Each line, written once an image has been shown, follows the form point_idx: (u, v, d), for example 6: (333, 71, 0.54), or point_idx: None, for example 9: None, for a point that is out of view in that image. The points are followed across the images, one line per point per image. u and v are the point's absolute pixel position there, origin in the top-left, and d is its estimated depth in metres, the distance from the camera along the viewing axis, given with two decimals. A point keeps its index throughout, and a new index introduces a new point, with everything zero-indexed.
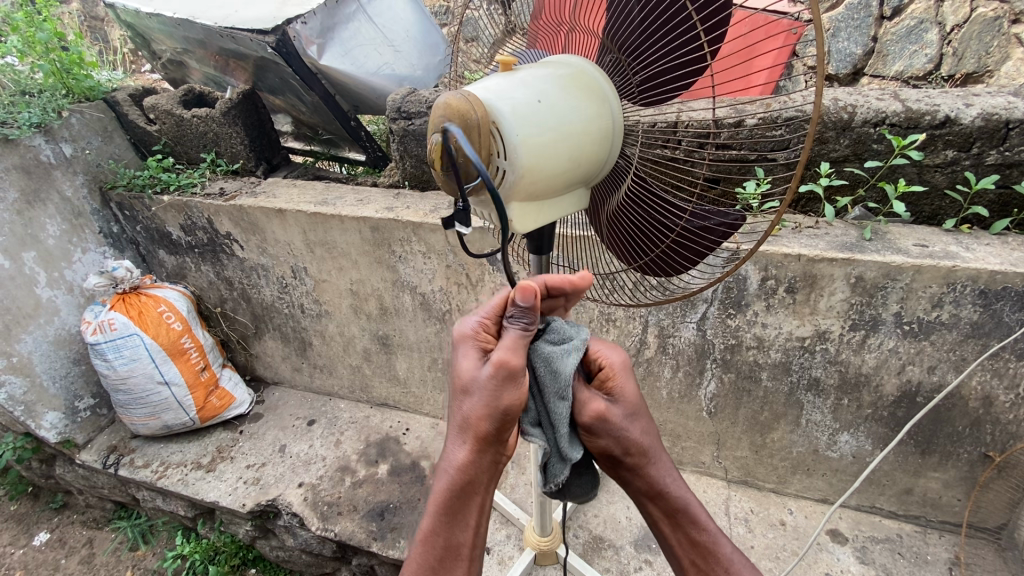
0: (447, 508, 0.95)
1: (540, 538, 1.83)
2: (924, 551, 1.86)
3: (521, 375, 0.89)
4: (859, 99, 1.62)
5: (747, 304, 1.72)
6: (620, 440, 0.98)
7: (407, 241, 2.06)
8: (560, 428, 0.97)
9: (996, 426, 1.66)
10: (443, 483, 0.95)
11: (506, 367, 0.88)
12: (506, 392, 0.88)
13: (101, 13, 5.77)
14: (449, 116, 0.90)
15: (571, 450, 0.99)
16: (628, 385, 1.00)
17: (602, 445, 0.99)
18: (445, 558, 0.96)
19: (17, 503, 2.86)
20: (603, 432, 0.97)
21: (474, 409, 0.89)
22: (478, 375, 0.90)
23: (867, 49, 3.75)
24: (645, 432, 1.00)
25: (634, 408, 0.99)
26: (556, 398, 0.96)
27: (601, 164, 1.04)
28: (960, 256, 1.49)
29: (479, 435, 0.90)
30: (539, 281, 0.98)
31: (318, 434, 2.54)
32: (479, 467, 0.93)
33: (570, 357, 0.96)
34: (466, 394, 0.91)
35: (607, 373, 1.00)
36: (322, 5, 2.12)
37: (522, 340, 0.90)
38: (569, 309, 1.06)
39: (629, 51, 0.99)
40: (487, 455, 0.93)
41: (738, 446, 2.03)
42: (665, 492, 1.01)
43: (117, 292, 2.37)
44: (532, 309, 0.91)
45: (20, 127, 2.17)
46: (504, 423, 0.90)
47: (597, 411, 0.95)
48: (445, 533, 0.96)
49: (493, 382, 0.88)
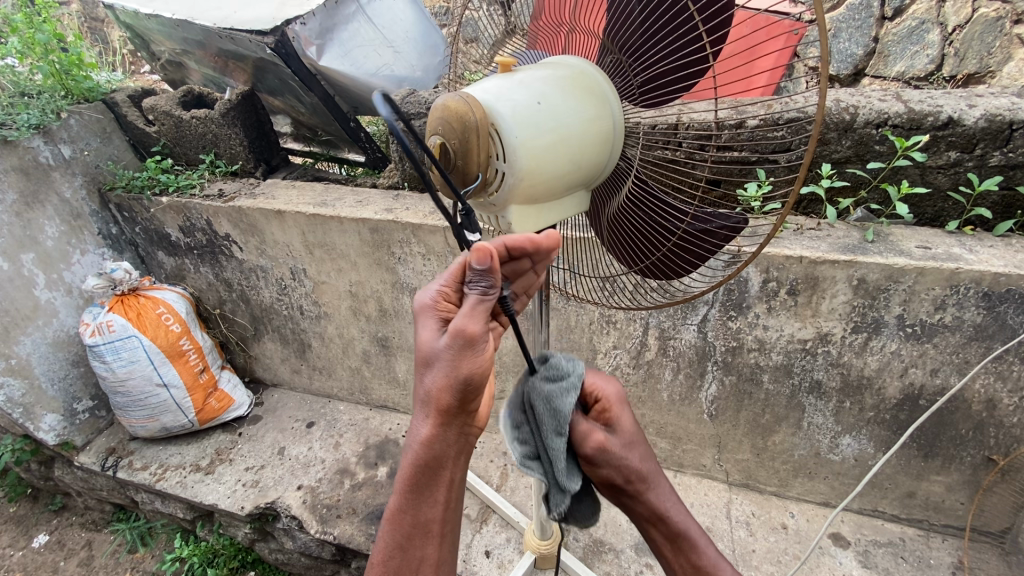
0: (414, 484, 0.94)
1: (540, 541, 1.82)
2: (928, 555, 1.85)
3: (480, 342, 0.85)
4: (861, 100, 1.61)
5: (749, 307, 1.70)
6: (621, 469, 0.96)
7: (406, 243, 2.05)
8: (558, 463, 0.96)
9: (1000, 429, 1.65)
10: (409, 458, 0.93)
11: (463, 334, 0.84)
12: (466, 361, 0.85)
13: (101, 14, 5.78)
14: (447, 119, 0.88)
15: (570, 482, 0.98)
16: (625, 417, 1.01)
17: (603, 475, 0.97)
18: (413, 535, 0.95)
19: (16, 504, 2.84)
20: (604, 462, 0.95)
21: (436, 383, 0.87)
22: (436, 347, 0.86)
23: (868, 50, 3.71)
24: (645, 459, 0.98)
25: (631, 437, 0.99)
26: (553, 434, 0.96)
27: (600, 168, 1.03)
28: (963, 258, 1.48)
29: (440, 408, 0.87)
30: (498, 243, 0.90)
31: (317, 437, 2.53)
32: (445, 441, 0.91)
33: (568, 395, 0.96)
34: (427, 367, 0.88)
35: (603, 406, 1.01)
36: (322, 5, 2.11)
37: (482, 306, 0.86)
38: (541, 270, 0.99)
39: (630, 52, 0.98)
40: (450, 427, 0.90)
41: (739, 449, 2.02)
42: (666, 517, 0.99)
43: (116, 294, 2.36)
44: (489, 271, 0.85)
45: (18, 129, 2.16)
46: (466, 394, 0.87)
47: (599, 442, 0.95)
48: (412, 509, 0.94)
49: (452, 353, 0.85)
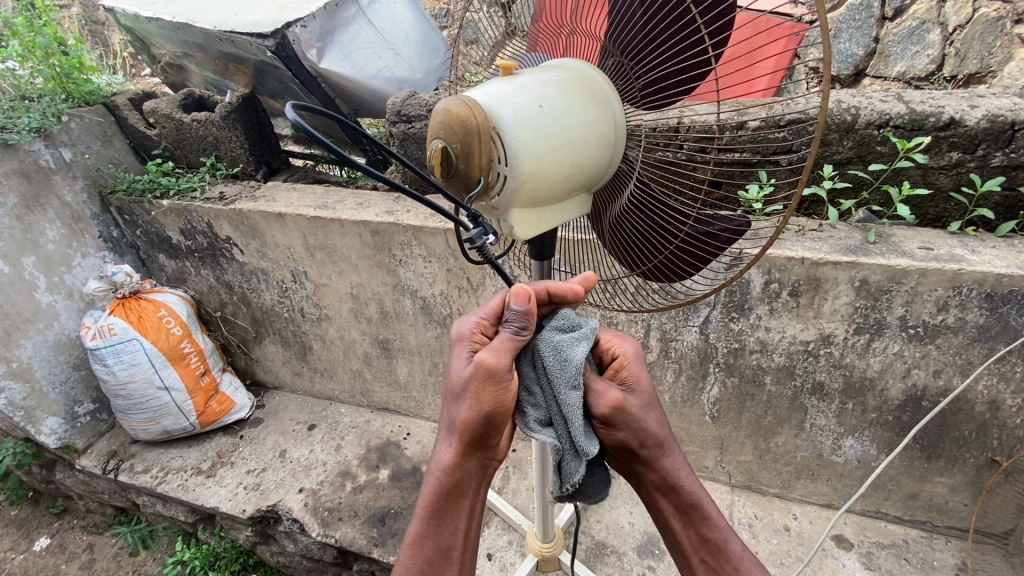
0: (435, 510, 0.98)
1: (543, 544, 1.82)
2: (931, 556, 1.84)
3: (503, 376, 0.87)
4: (863, 101, 1.60)
5: (751, 308, 1.70)
6: (638, 431, 0.96)
7: (407, 245, 2.05)
8: (573, 422, 0.92)
9: (1003, 431, 1.64)
10: (432, 485, 0.97)
11: (486, 368, 0.86)
12: (490, 395, 0.87)
13: (101, 17, 5.78)
14: (449, 123, 0.89)
15: (588, 446, 0.94)
16: (642, 375, 0.99)
17: (620, 438, 0.95)
18: (434, 561, 0.98)
19: (17, 508, 2.84)
20: (622, 423, 0.94)
21: (460, 413, 0.90)
22: (462, 378, 0.89)
23: (868, 50, 3.72)
24: (661, 423, 0.99)
25: (647, 398, 0.98)
26: (568, 387, 0.92)
27: (602, 171, 1.03)
28: (966, 259, 1.48)
29: (463, 437, 0.91)
30: (540, 287, 0.97)
31: (318, 439, 2.53)
32: (466, 470, 0.95)
33: (580, 346, 0.94)
34: (454, 399, 0.90)
35: (619, 363, 0.99)
36: (322, 8, 2.13)
37: (511, 344, 0.88)
38: None
39: (631, 54, 0.97)
40: (473, 458, 0.94)
41: (742, 451, 2.01)
42: (678, 487, 1.01)
43: (117, 298, 2.36)
44: (526, 314, 0.88)
45: (19, 132, 2.17)
46: (489, 426, 0.89)
47: (617, 401, 0.93)
48: (433, 535, 0.98)
49: (475, 382, 0.86)
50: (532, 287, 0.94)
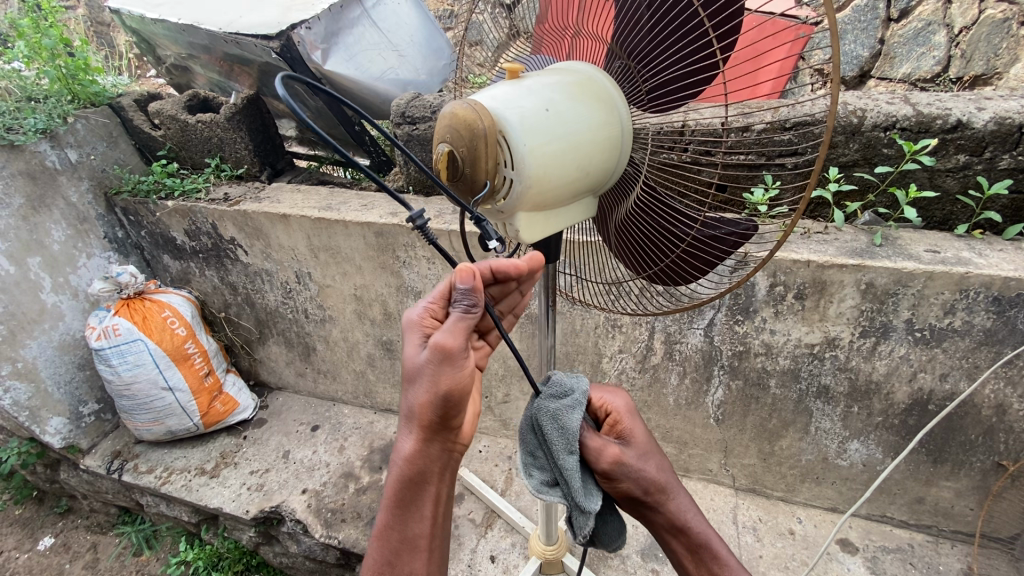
0: (399, 501, 0.95)
1: (546, 547, 1.81)
2: (936, 561, 1.83)
3: (459, 357, 0.84)
4: (869, 103, 1.59)
5: (756, 311, 1.69)
6: (640, 480, 0.95)
7: (411, 246, 2.05)
8: (575, 482, 0.92)
9: (1010, 434, 1.63)
10: (393, 475, 0.94)
11: (442, 349, 0.83)
12: (445, 377, 0.84)
13: (107, 18, 5.85)
14: (456, 127, 0.90)
15: (590, 502, 0.94)
16: (636, 427, 1.00)
17: (623, 488, 0.96)
18: (401, 551, 0.95)
19: (22, 507, 2.86)
20: (623, 474, 0.95)
21: (417, 397, 0.87)
22: (416, 361, 0.86)
23: (873, 52, 3.69)
24: (661, 469, 0.98)
25: (644, 448, 0.98)
26: (565, 453, 0.93)
27: (609, 173, 1.03)
28: (973, 262, 1.47)
29: (423, 421, 0.88)
30: (484, 265, 0.94)
31: (322, 440, 2.53)
32: (428, 456, 0.91)
33: (575, 412, 0.94)
34: (410, 383, 0.87)
35: (613, 419, 1.00)
36: (326, 10, 2.12)
37: (464, 324, 0.85)
38: (525, 290, 1.03)
39: (638, 57, 0.98)
40: (434, 442, 0.91)
41: (746, 453, 2.00)
42: (687, 528, 0.98)
43: (122, 298, 2.37)
44: (473, 291, 0.86)
45: (26, 133, 2.18)
46: (448, 408, 0.86)
47: (614, 456, 0.94)
48: (399, 526, 0.95)
49: (431, 367, 0.84)
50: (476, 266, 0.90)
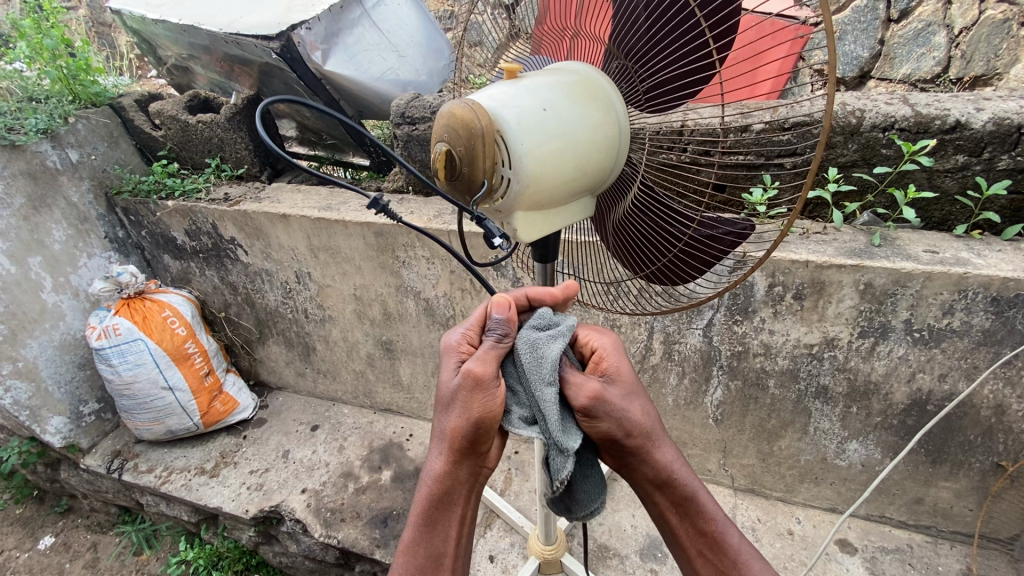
0: (426, 518, 0.95)
1: (545, 547, 1.80)
2: (936, 561, 1.83)
3: (491, 384, 0.88)
4: (868, 103, 1.59)
5: (755, 311, 1.70)
6: (622, 421, 0.90)
7: (411, 247, 2.05)
8: (552, 414, 0.88)
9: (1009, 435, 1.63)
10: (422, 493, 0.96)
11: (474, 376, 0.88)
12: (478, 402, 0.88)
13: (108, 19, 5.86)
14: (454, 126, 0.90)
15: (569, 440, 0.89)
16: (622, 365, 0.96)
17: (603, 430, 0.90)
18: (426, 569, 0.95)
19: (22, 506, 2.87)
20: (604, 414, 0.89)
21: (450, 422, 0.90)
22: (451, 387, 0.91)
23: (873, 52, 3.68)
24: (646, 411, 0.93)
25: (629, 388, 0.94)
26: (542, 383, 0.89)
27: (607, 172, 1.03)
28: (972, 263, 1.47)
29: (454, 444, 0.91)
30: (518, 293, 1.00)
31: (322, 440, 2.53)
32: (456, 477, 0.93)
33: (556, 342, 0.92)
34: (444, 406, 0.91)
35: (598, 356, 0.97)
36: (327, 10, 2.13)
37: (495, 351, 0.91)
38: None
39: (636, 57, 0.98)
40: (463, 465, 0.93)
41: (745, 454, 2.00)
42: (672, 479, 0.94)
43: (122, 298, 2.38)
44: (507, 322, 0.92)
45: (27, 134, 2.18)
46: (480, 433, 0.90)
47: (595, 391, 0.89)
48: (424, 543, 0.95)
49: (464, 392, 0.88)
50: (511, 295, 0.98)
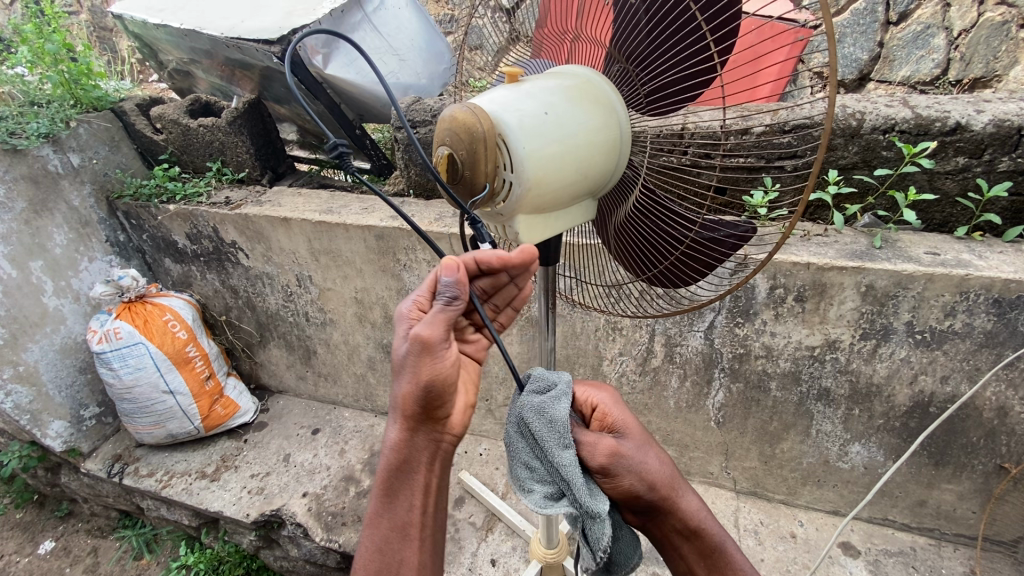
0: (387, 488, 0.94)
1: (547, 551, 1.79)
2: (940, 564, 1.83)
3: (439, 349, 0.85)
4: (868, 105, 1.59)
5: (756, 313, 1.69)
6: (643, 475, 0.91)
7: (412, 250, 2.05)
8: (576, 480, 0.86)
9: (1012, 437, 1.62)
10: (383, 463, 0.94)
11: (420, 340, 0.84)
12: (425, 368, 0.84)
13: (110, 23, 5.87)
14: (455, 130, 0.90)
15: (598, 503, 0.88)
16: (628, 418, 0.96)
17: (626, 487, 0.90)
18: (392, 538, 0.94)
19: (22, 511, 2.86)
20: (623, 470, 0.89)
21: (401, 389, 0.87)
22: (400, 353, 0.87)
23: (873, 54, 3.70)
24: (663, 463, 0.95)
25: (641, 439, 0.95)
26: (558, 449, 0.88)
27: (609, 175, 1.03)
28: (973, 265, 1.47)
29: (407, 411, 0.88)
30: (470, 255, 0.93)
31: (322, 444, 2.53)
32: (414, 445, 0.91)
33: (561, 403, 0.91)
34: (394, 373, 0.88)
35: (600, 413, 0.96)
36: (327, 15, 2.13)
37: (444, 315, 0.85)
38: (522, 285, 0.98)
39: (637, 61, 0.98)
40: (419, 433, 0.91)
41: (747, 456, 2.00)
42: (701, 530, 0.98)
43: (123, 301, 2.37)
44: (456, 283, 0.85)
45: (28, 138, 2.18)
46: (430, 399, 0.87)
47: (611, 448, 0.89)
48: (388, 512, 0.94)
49: (411, 358, 0.85)
50: (461, 258, 0.89)
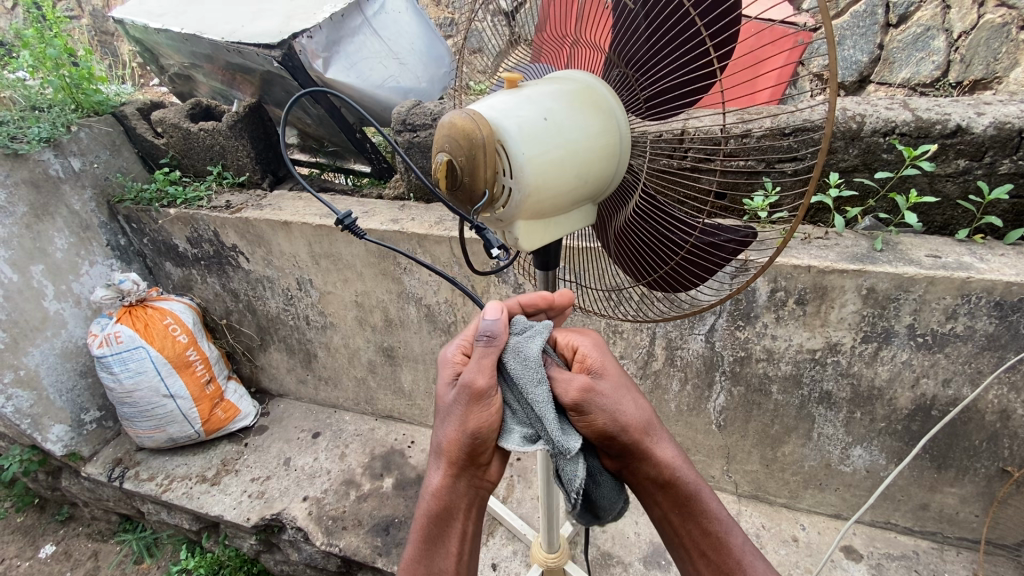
0: (426, 534, 0.93)
1: (547, 555, 1.78)
2: (942, 568, 1.82)
3: (488, 396, 0.84)
4: (869, 108, 1.59)
5: (757, 317, 1.69)
6: (615, 417, 0.85)
7: (412, 253, 2.05)
8: (547, 416, 0.83)
9: (1014, 440, 1.62)
10: (423, 508, 0.93)
11: (471, 389, 0.84)
12: (475, 415, 0.85)
13: (111, 28, 5.88)
14: (455, 137, 0.90)
15: (569, 441, 0.84)
16: (607, 363, 0.90)
17: (597, 427, 0.85)
18: None
19: (23, 514, 2.86)
20: (596, 409, 0.84)
21: (447, 434, 0.87)
22: (447, 400, 0.88)
23: (873, 57, 3.70)
24: (639, 407, 0.88)
25: (618, 382, 0.89)
26: (532, 384, 0.84)
27: (608, 180, 1.03)
28: (974, 267, 1.47)
29: (452, 457, 0.88)
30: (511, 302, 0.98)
31: (323, 447, 2.52)
32: (455, 492, 0.90)
33: (536, 342, 0.88)
34: (441, 419, 0.89)
35: (580, 357, 0.91)
36: (328, 19, 2.11)
37: (491, 362, 0.86)
38: (557, 332, 1.04)
39: (635, 66, 0.97)
40: (461, 479, 0.90)
41: (748, 460, 1.99)
42: (675, 478, 0.89)
43: (124, 305, 2.37)
44: (498, 331, 0.87)
45: (29, 142, 2.19)
46: (475, 446, 0.86)
47: (584, 386, 0.84)
48: (425, 560, 0.93)
49: (461, 406, 0.85)
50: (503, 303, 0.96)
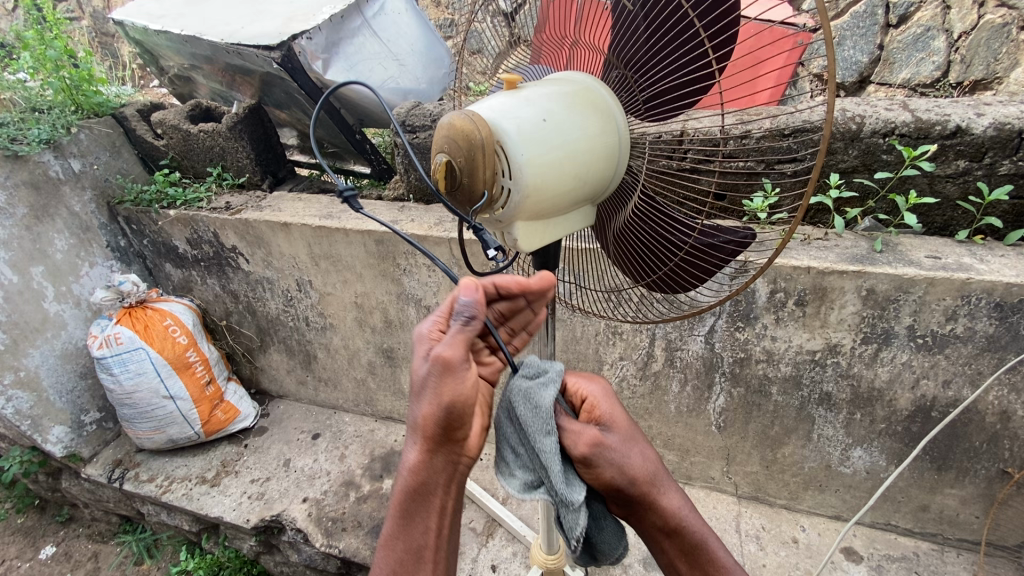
0: (403, 510, 0.90)
1: (547, 558, 1.76)
2: (943, 569, 1.82)
3: (460, 367, 0.82)
4: (868, 109, 1.59)
5: (757, 318, 1.69)
6: (623, 470, 0.85)
7: (412, 254, 2.05)
8: (553, 467, 0.85)
9: (1014, 442, 1.61)
10: (398, 485, 0.90)
11: (441, 360, 0.81)
12: (448, 386, 0.82)
13: (112, 29, 5.89)
14: (454, 137, 0.90)
15: (572, 493, 0.85)
16: (615, 411, 0.90)
17: (603, 479, 0.85)
18: (406, 563, 0.90)
19: (23, 516, 2.86)
20: (603, 461, 0.84)
21: (420, 408, 0.84)
22: (419, 373, 0.84)
23: (873, 57, 3.69)
24: (647, 459, 0.87)
25: (627, 433, 0.89)
26: (540, 434, 0.86)
27: (608, 181, 1.02)
28: (974, 268, 1.46)
29: (426, 432, 0.84)
30: (487, 281, 0.94)
31: (322, 448, 2.52)
32: (432, 468, 0.87)
33: (548, 390, 0.88)
34: (414, 394, 0.85)
35: (589, 405, 0.91)
36: (328, 21, 2.11)
37: (463, 335, 0.84)
38: (538, 310, 1.01)
39: (635, 67, 0.98)
40: (437, 454, 0.86)
41: (748, 461, 1.99)
42: (682, 529, 0.88)
43: (123, 306, 2.37)
44: (474, 302, 0.84)
45: (29, 144, 2.19)
46: (451, 418, 0.83)
47: (592, 438, 0.85)
48: (403, 536, 0.90)
49: (433, 377, 0.82)
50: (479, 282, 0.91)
